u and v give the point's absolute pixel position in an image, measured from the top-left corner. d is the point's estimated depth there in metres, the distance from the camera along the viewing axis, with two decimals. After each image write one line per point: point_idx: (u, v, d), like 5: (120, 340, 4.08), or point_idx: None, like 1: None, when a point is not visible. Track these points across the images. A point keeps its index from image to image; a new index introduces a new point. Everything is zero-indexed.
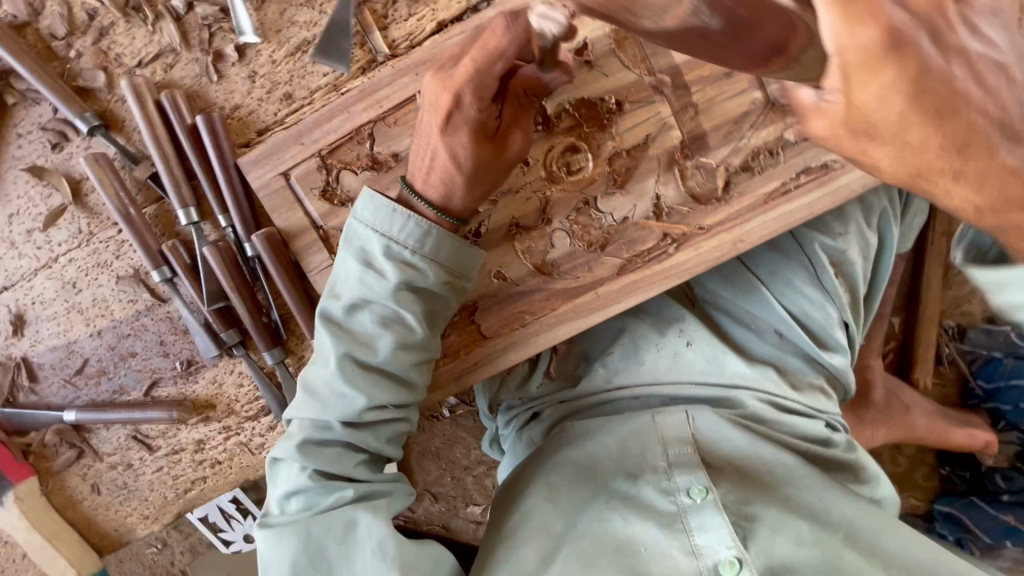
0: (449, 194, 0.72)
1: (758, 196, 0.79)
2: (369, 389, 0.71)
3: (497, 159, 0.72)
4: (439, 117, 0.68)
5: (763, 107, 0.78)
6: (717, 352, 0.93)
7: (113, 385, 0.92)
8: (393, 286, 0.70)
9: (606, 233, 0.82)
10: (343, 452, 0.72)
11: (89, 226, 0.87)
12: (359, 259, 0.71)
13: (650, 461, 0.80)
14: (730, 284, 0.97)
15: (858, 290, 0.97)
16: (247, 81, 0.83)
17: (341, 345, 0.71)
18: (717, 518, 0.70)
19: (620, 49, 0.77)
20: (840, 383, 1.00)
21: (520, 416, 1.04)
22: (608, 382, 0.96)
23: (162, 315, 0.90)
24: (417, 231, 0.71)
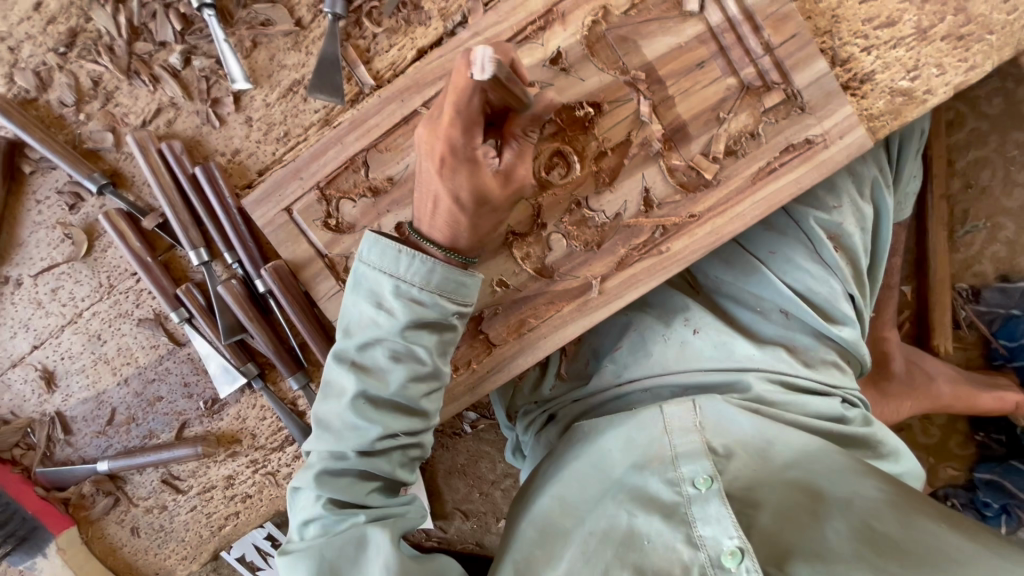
0: (456, 237, 0.76)
1: (745, 178, 0.81)
2: (381, 415, 0.73)
3: (499, 189, 0.74)
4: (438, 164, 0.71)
5: (738, 92, 0.80)
6: (724, 337, 0.95)
7: (143, 430, 0.96)
8: (402, 322, 0.72)
9: (600, 230, 0.84)
10: (355, 480, 0.75)
11: (109, 279, 0.92)
12: (372, 301, 0.73)
13: (656, 452, 0.83)
14: (730, 270, 0.99)
15: (861, 260, 0.97)
16: (244, 126, 0.87)
17: (355, 381, 0.73)
18: (720, 509, 0.69)
19: (594, 54, 0.79)
20: (853, 356, 0.99)
21: (538, 419, 1.09)
22: (617, 376, 0.99)
23: (184, 357, 0.94)
24: (421, 267, 0.73)
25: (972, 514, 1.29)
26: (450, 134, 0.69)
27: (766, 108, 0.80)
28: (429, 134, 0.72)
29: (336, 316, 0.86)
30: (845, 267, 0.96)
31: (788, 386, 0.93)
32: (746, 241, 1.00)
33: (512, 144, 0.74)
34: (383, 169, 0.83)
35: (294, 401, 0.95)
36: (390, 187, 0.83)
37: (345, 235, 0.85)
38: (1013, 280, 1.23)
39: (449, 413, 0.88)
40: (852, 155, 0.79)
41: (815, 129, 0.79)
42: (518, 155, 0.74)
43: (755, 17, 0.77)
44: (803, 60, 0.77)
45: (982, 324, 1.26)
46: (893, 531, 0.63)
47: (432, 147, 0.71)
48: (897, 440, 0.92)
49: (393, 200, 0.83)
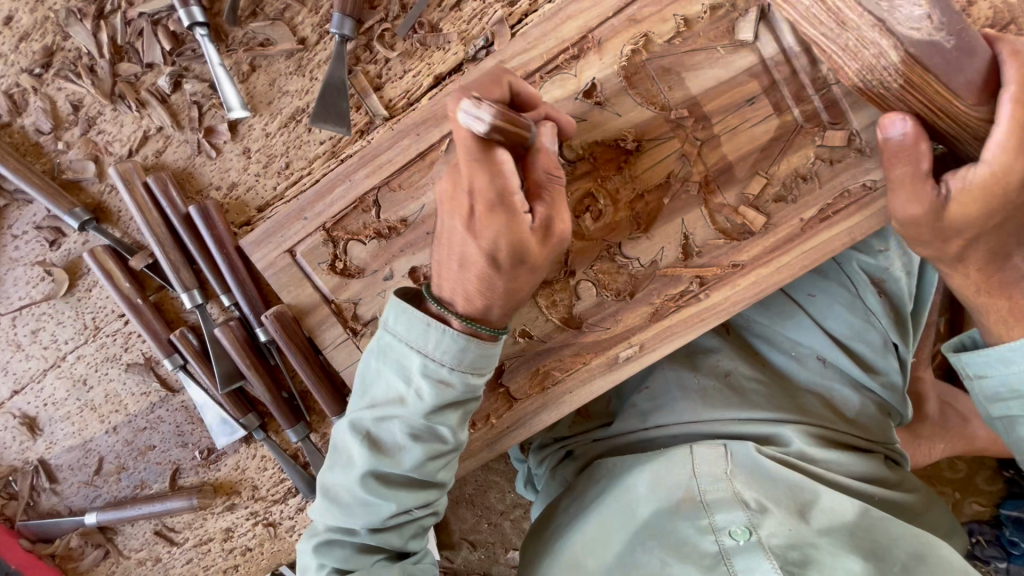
0: (487, 303, 0.66)
1: (795, 225, 0.74)
2: (395, 493, 0.67)
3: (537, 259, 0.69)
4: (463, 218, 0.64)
5: (791, 132, 0.72)
6: (761, 385, 0.91)
7: (133, 480, 0.89)
8: (428, 403, 0.65)
9: (633, 278, 0.77)
10: (355, 553, 0.68)
11: (94, 321, 0.84)
12: (394, 373, 0.66)
13: (687, 494, 0.79)
14: (768, 311, 0.94)
15: (907, 306, 0.91)
16: (242, 157, 0.79)
17: (369, 459, 0.66)
18: (764, 564, 0.71)
19: (632, 86, 0.71)
20: (893, 407, 0.94)
21: (554, 455, 1.03)
22: (644, 420, 0.93)
23: (178, 405, 0.87)
24: (452, 346, 0.64)
25: (998, 553, 1.25)
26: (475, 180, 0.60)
27: (819, 150, 0.72)
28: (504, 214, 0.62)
29: (344, 366, 0.79)
30: (888, 314, 0.91)
31: (829, 440, 0.88)
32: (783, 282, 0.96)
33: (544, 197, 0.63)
34: (396, 209, 0.76)
35: (296, 451, 0.88)
36: (404, 229, 0.76)
37: (354, 280, 0.77)
38: None
39: (467, 469, 0.82)
40: None
41: (875, 174, 0.72)
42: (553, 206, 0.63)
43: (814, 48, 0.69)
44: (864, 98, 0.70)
45: None
46: None
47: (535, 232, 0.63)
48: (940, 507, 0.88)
49: (407, 244, 0.76)
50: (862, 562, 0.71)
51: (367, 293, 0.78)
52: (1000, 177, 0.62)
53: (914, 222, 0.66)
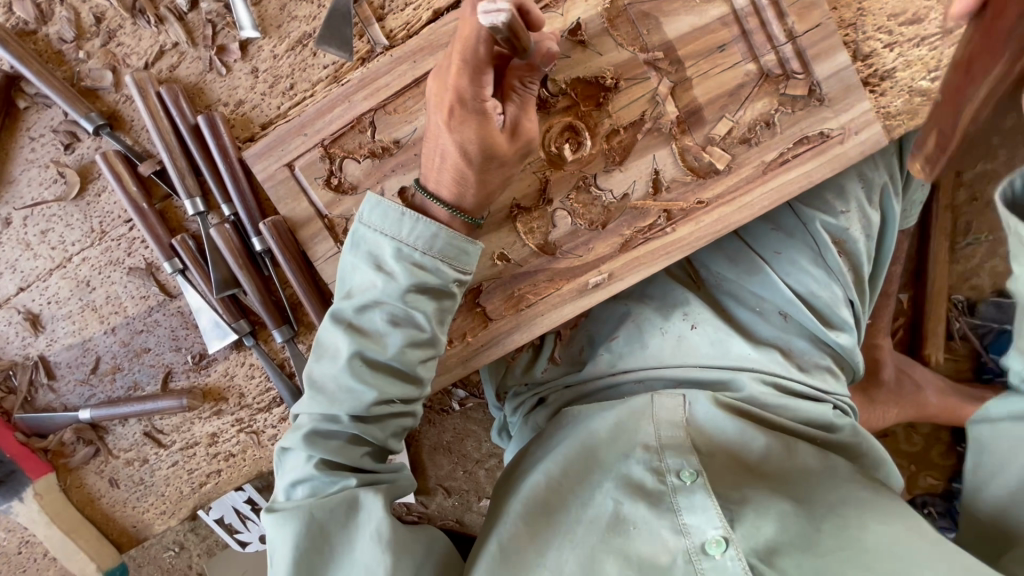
0: (463, 192, 0.73)
1: (756, 168, 0.80)
2: (375, 380, 0.72)
3: (506, 144, 0.72)
4: (449, 118, 0.70)
5: (757, 79, 0.78)
6: (722, 334, 0.96)
7: (127, 381, 0.94)
8: (403, 286, 0.71)
9: (606, 210, 0.83)
10: (345, 444, 0.73)
11: (101, 224, 0.89)
12: (369, 262, 0.73)
13: (643, 438, 0.84)
14: (733, 265, 1.00)
15: (865, 266, 0.97)
16: (250, 77, 0.85)
17: (352, 341, 0.72)
18: (705, 500, 0.74)
19: (613, 28, 0.78)
20: (846, 363, 1.00)
21: (527, 402, 1.09)
22: (612, 366, 1.00)
23: (174, 310, 0.92)
24: (426, 233, 0.72)
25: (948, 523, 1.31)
26: (459, 84, 0.68)
27: (781, 99, 0.78)
28: (439, 84, 0.71)
29: (332, 278, 0.85)
30: (847, 273, 0.96)
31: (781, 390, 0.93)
32: (751, 239, 1.01)
33: (514, 99, 0.72)
34: (390, 131, 0.82)
35: (283, 361, 0.94)
36: (396, 150, 0.82)
37: (347, 196, 0.83)
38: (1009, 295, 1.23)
39: (441, 384, 0.88)
40: (864, 153, 0.78)
41: (832, 123, 0.78)
42: (522, 109, 0.73)
43: (780, 3, 0.76)
44: (824, 51, 0.77)
45: (975, 337, 1.27)
46: (866, 531, 0.71)
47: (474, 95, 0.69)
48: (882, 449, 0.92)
49: (398, 164, 0.82)
50: (792, 505, 0.76)
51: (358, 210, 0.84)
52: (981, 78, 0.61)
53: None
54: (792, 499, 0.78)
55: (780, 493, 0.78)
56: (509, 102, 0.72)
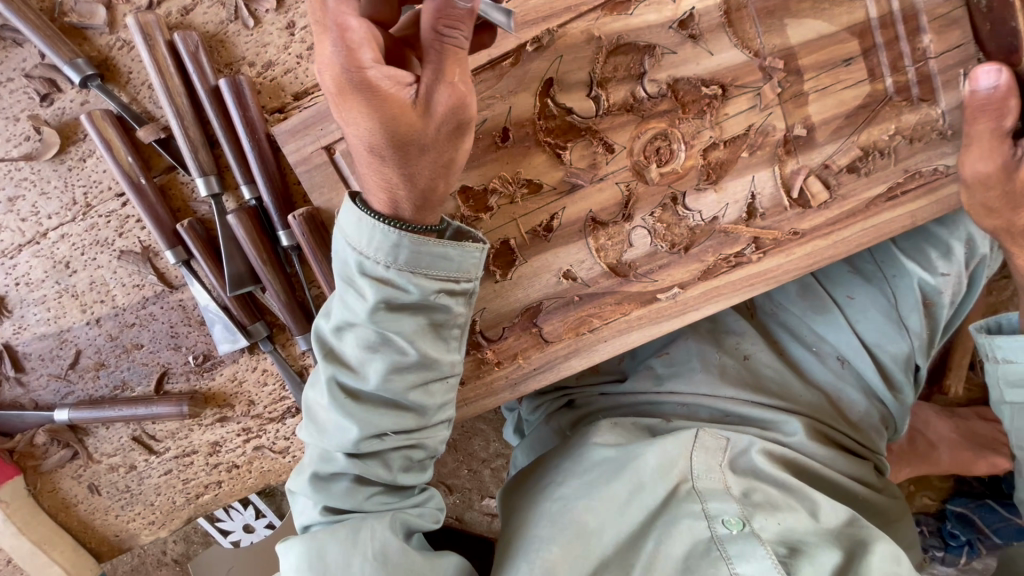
0: (397, 199, 0.60)
1: (861, 201, 0.72)
2: (353, 411, 0.65)
3: (416, 123, 0.55)
4: (336, 98, 0.54)
5: (879, 101, 0.69)
6: (781, 374, 0.92)
7: (114, 379, 0.81)
8: (371, 306, 0.61)
9: (691, 232, 0.73)
10: (352, 486, 0.68)
11: (85, 197, 0.74)
12: (341, 279, 0.62)
13: (683, 480, 0.78)
14: (802, 299, 0.95)
15: (939, 337, 0.93)
16: (284, 34, 0.69)
17: (329, 368, 0.65)
18: (758, 550, 0.72)
19: (730, 25, 0.67)
20: (894, 423, 0.97)
21: (554, 401, 1.01)
22: (659, 385, 0.92)
23: (174, 304, 0.78)
24: (384, 242, 0.59)
25: (936, 542, 1.36)
26: (325, 58, 0.52)
27: (900, 127, 0.70)
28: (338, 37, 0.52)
29: None
30: (923, 335, 0.92)
31: (826, 439, 0.90)
32: (824, 277, 0.96)
33: (432, 60, 0.53)
34: None
35: (300, 369, 0.81)
36: None
37: None
38: None
39: (483, 409, 0.79)
40: None
41: (949, 160, 0.71)
42: (438, 76, 0.54)
43: (919, 18, 0.67)
44: (956, 77, 0.68)
45: None
46: None
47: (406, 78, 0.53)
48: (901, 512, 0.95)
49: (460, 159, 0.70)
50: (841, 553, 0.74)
51: None
52: None
53: (983, 179, 0.67)
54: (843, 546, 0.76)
55: (831, 542, 0.76)
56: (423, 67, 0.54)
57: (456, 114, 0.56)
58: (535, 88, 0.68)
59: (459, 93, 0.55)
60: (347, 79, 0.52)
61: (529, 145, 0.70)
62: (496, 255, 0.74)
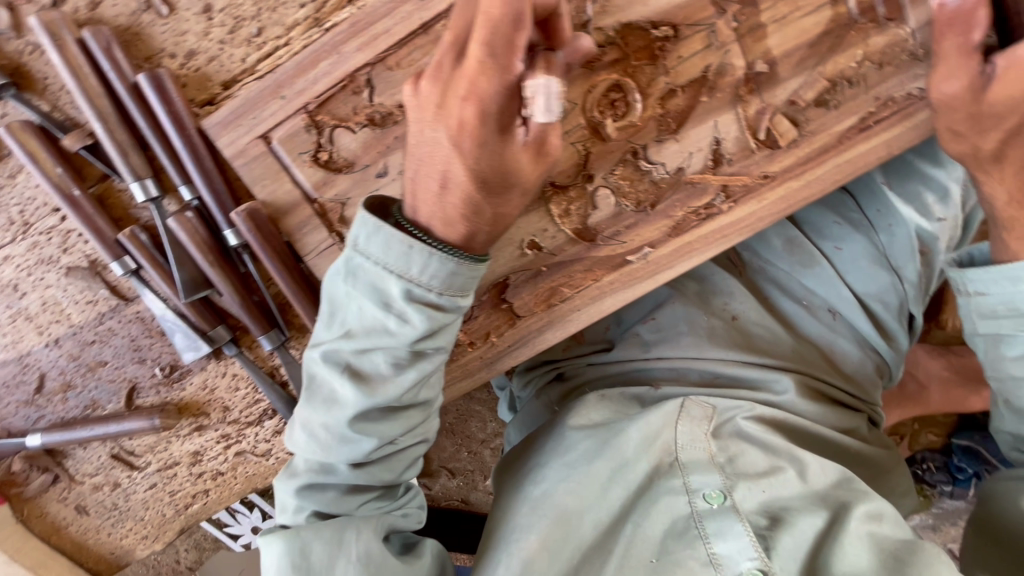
0: (474, 230, 0.60)
1: (831, 136, 0.68)
2: (379, 427, 0.63)
3: (529, 168, 0.59)
4: (459, 131, 0.56)
5: (844, 25, 0.65)
6: (771, 330, 0.90)
7: (83, 399, 0.79)
8: (417, 332, 0.59)
9: (656, 187, 0.70)
10: (343, 492, 0.66)
11: (21, 215, 0.71)
12: (374, 299, 0.59)
13: (665, 454, 0.78)
14: (790, 255, 0.91)
15: (933, 284, 0.93)
16: (201, 18, 0.65)
17: (361, 395, 0.60)
18: (737, 526, 0.70)
19: None
20: (887, 371, 0.95)
21: (545, 375, 0.99)
22: (646, 351, 0.90)
23: (131, 317, 0.76)
24: (437, 267, 0.58)
25: (945, 477, 1.35)
26: (478, 88, 0.54)
27: (868, 52, 0.66)
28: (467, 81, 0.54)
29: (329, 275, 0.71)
30: (915, 283, 0.91)
31: (818, 395, 0.89)
32: (809, 227, 0.93)
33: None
34: (392, 92, 0.65)
35: (272, 369, 0.79)
36: (401, 117, 0.66)
37: (341, 175, 0.68)
38: None
39: (459, 392, 0.77)
40: None
41: (923, 82, 0.66)
42: (553, 122, 0.59)
43: None
44: None
45: None
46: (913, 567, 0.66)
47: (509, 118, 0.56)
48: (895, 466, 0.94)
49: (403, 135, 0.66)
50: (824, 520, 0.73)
51: (357, 192, 0.68)
52: None
53: (950, 101, 0.63)
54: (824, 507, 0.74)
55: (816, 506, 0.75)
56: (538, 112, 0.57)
57: (553, 164, 0.62)
58: None
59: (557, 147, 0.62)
60: (494, 114, 0.55)
61: None
62: None
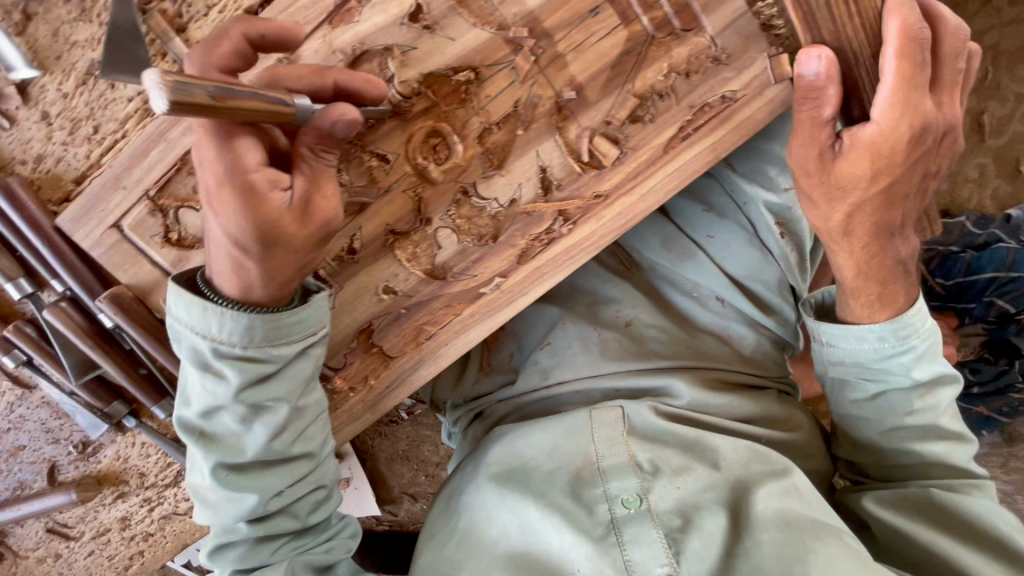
0: (250, 284, 0.60)
1: (655, 148, 0.69)
2: (253, 480, 0.66)
3: (292, 225, 0.59)
4: (211, 191, 0.57)
5: (643, 42, 0.66)
6: (660, 324, 0.91)
7: (11, 481, 0.85)
8: (235, 386, 0.61)
9: (494, 220, 0.72)
10: (250, 549, 0.69)
11: None
12: (194, 363, 0.61)
13: (584, 463, 0.79)
14: (667, 251, 0.92)
15: (808, 246, 0.91)
16: (42, 124, 0.69)
17: (211, 453, 0.64)
18: (652, 532, 0.72)
19: (461, 6, 0.64)
20: (786, 341, 0.96)
21: (465, 416, 1.02)
22: (546, 378, 0.91)
23: (38, 402, 0.81)
24: (237, 325, 0.60)
25: None
26: (206, 152, 0.56)
27: (671, 65, 0.67)
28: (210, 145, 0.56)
29: None
30: (789, 254, 0.91)
31: (722, 386, 0.90)
32: (683, 222, 0.94)
33: (300, 168, 0.59)
34: None
35: (176, 434, 0.85)
36: None
37: (194, 250, 0.71)
38: (953, 215, 1.21)
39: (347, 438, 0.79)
40: (771, 114, 0.68)
41: (733, 85, 0.68)
42: (313, 182, 0.59)
43: None
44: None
45: (921, 263, 1.23)
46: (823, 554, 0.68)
47: (271, 177, 0.57)
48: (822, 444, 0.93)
49: None
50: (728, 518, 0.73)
51: None
52: (885, 134, 0.64)
53: (804, 166, 0.67)
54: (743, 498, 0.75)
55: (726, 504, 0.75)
56: (297, 171, 0.59)
57: (330, 222, 0.62)
58: None
59: (331, 203, 0.61)
60: (226, 174, 0.55)
61: None
62: None
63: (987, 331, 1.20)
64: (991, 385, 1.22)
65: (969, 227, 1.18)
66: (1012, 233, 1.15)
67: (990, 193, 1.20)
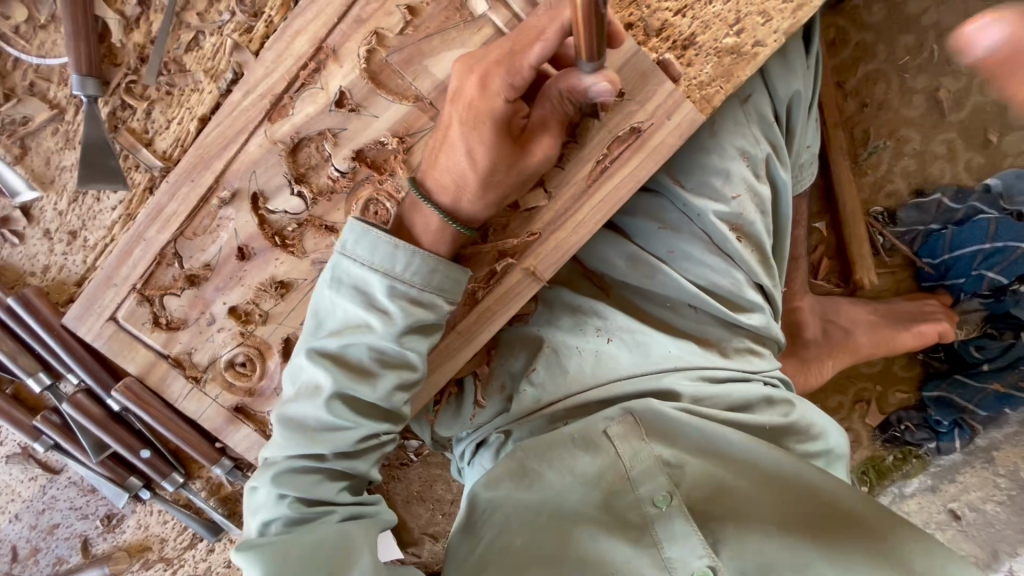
0: (459, 198, 0.67)
1: (579, 183, 0.75)
2: (363, 418, 0.68)
3: (521, 157, 0.66)
4: (464, 111, 0.63)
5: None
6: (638, 338, 0.88)
7: (49, 558, 0.93)
8: (396, 325, 0.65)
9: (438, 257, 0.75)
10: (324, 477, 0.68)
11: None
12: (358, 299, 0.66)
13: (611, 479, 0.75)
14: (632, 270, 0.89)
15: (766, 243, 0.92)
16: (45, 239, 0.81)
17: (337, 379, 0.66)
18: (684, 527, 0.70)
19: (380, 87, 0.71)
20: (766, 337, 0.96)
21: (467, 449, 0.93)
22: (538, 402, 0.87)
23: (67, 482, 0.90)
24: (422, 267, 0.65)
25: (927, 435, 1.25)
26: (491, 73, 0.61)
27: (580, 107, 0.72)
28: (464, 69, 0.64)
29: (197, 414, 0.82)
30: (749, 256, 0.90)
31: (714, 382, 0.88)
32: (641, 238, 0.91)
33: (546, 106, 0.65)
34: (197, 256, 0.77)
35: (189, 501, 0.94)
36: (209, 274, 0.78)
37: (180, 331, 0.80)
38: (926, 192, 1.16)
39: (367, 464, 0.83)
40: (683, 136, 0.73)
41: (640, 115, 0.73)
42: (546, 129, 0.67)
43: None
44: None
45: (904, 245, 1.21)
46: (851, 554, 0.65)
47: (462, 88, 0.64)
48: (837, 429, 0.91)
49: (217, 287, 0.78)
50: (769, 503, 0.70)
51: (198, 340, 0.80)
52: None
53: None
54: (773, 491, 0.72)
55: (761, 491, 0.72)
56: (539, 105, 0.65)
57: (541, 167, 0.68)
58: (247, 206, 0.75)
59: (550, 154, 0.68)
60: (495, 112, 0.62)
61: (269, 253, 0.77)
62: (285, 353, 0.80)
63: (983, 304, 1.18)
64: (1000, 360, 1.16)
65: (947, 203, 1.14)
66: (993, 202, 1.11)
67: (964, 167, 1.15)
